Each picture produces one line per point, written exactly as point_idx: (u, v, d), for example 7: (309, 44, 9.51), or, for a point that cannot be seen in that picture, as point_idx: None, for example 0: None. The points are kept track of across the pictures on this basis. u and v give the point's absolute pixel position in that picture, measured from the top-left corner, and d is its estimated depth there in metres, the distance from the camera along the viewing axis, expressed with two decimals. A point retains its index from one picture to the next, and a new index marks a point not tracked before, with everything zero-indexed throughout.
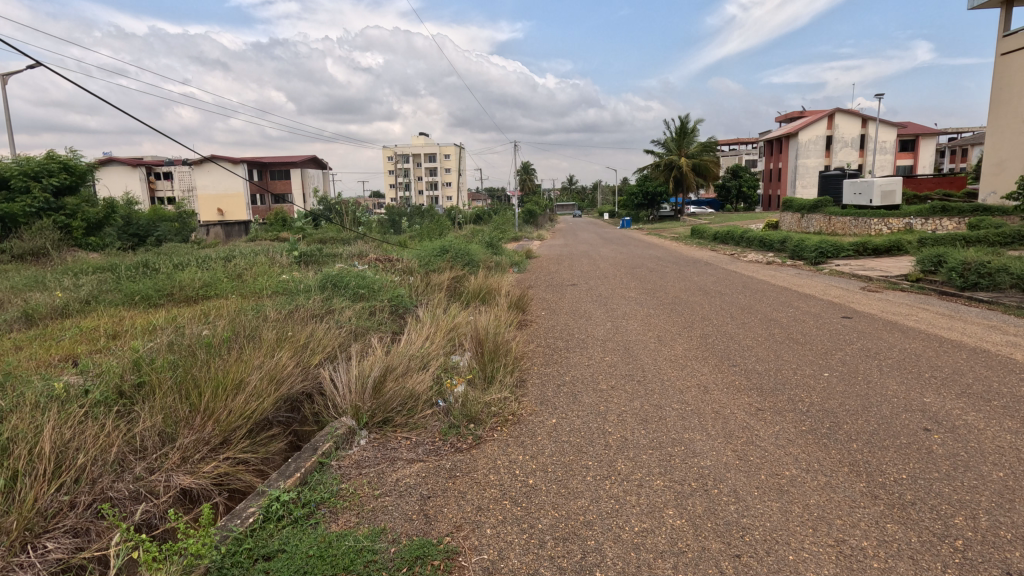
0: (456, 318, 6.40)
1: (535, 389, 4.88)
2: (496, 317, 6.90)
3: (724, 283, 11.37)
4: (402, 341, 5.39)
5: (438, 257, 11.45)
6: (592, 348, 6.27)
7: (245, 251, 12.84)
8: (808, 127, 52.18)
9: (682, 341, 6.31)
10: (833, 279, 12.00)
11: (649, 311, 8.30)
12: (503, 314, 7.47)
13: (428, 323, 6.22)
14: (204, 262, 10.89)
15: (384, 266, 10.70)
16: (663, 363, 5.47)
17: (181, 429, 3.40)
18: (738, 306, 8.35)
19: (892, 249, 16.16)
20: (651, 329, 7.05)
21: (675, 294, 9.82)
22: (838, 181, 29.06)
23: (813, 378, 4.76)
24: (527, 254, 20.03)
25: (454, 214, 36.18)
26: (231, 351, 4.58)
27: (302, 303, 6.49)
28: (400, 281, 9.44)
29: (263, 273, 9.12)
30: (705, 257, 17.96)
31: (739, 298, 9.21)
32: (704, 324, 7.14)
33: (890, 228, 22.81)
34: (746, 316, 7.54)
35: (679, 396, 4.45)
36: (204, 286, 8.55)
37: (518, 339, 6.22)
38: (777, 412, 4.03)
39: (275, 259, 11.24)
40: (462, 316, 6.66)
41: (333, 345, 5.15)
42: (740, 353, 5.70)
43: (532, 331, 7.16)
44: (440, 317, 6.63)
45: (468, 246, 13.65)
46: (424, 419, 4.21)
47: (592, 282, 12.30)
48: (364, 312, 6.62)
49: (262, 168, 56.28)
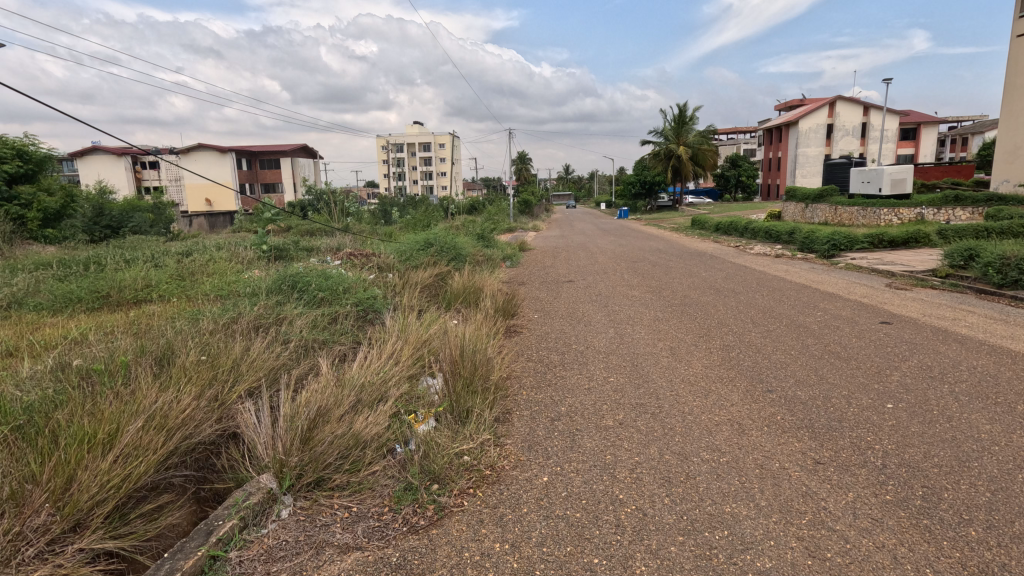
0: (429, 329, 5.37)
1: (523, 426, 3.86)
2: (479, 325, 5.86)
3: (735, 279, 10.37)
4: (359, 364, 4.35)
5: (421, 252, 10.39)
6: (593, 364, 5.25)
7: (211, 245, 11.80)
8: (808, 116, 51.14)
9: (699, 356, 5.31)
10: (852, 275, 11.01)
11: (657, 315, 7.28)
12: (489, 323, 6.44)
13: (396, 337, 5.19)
14: (159, 258, 9.82)
15: (359, 262, 9.65)
16: (682, 388, 4.44)
17: (5, 512, 2.37)
18: (758, 309, 7.32)
19: (909, 241, 15.18)
20: (662, 338, 6.01)
21: (683, 294, 8.80)
22: (844, 170, 28.04)
23: (876, 412, 3.73)
24: (521, 246, 19.00)
25: (447, 205, 35.06)
26: (128, 382, 3.54)
27: (249, 309, 5.46)
28: (375, 280, 8.41)
29: (220, 271, 8.06)
30: (708, 250, 16.96)
31: (756, 298, 8.20)
32: (724, 333, 6.12)
33: (900, 219, 21.85)
34: (769, 323, 6.52)
35: (709, 442, 3.42)
36: (148, 286, 7.52)
37: (504, 355, 5.19)
38: (846, 470, 2.99)
39: (240, 253, 10.19)
40: (438, 326, 5.61)
41: (271, 369, 4.12)
42: (773, 374, 4.67)
43: (521, 342, 6.12)
44: (412, 326, 5.59)
45: (456, 238, 12.60)
46: (372, 477, 3.18)
47: (591, 278, 11.28)
48: (322, 322, 5.59)
49: (251, 157, 54.90)
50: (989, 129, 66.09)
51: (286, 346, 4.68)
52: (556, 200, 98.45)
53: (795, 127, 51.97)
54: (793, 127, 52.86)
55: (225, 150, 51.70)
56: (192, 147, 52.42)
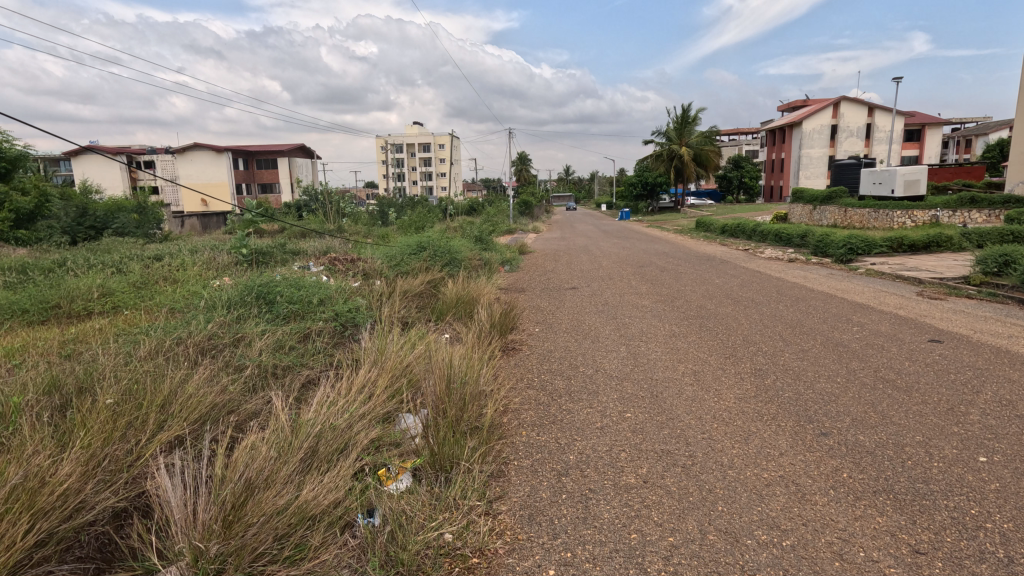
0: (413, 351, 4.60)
1: (521, 484, 3.09)
2: (472, 346, 5.08)
3: (752, 286, 9.61)
4: (321, 402, 3.58)
5: (412, 257, 9.59)
6: (604, 393, 4.49)
7: (189, 247, 10.99)
8: (812, 117, 50.43)
9: (729, 384, 4.53)
10: (877, 283, 10.23)
11: (673, 330, 6.50)
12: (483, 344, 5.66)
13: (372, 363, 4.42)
14: (128, 261, 9.02)
15: (343, 267, 8.87)
16: (715, 428, 3.67)
17: None
18: (785, 324, 6.56)
19: (929, 245, 14.42)
20: (682, 360, 5.24)
21: (698, 304, 8.03)
22: (853, 171, 27.28)
23: (969, 470, 2.95)
24: (521, 249, 18.22)
25: (446, 206, 34.29)
26: (10, 435, 2.74)
27: (202, 326, 4.67)
28: (360, 288, 7.64)
29: (188, 278, 7.29)
30: (717, 254, 16.20)
31: (780, 310, 7.44)
32: (752, 354, 5.36)
33: (914, 221, 21.07)
34: (802, 340, 5.76)
35: (762, 515, 2.64)
36: (103, 294, 6.72)
37: (500, 383, 4.43)
38: (959, 567, 2.21)
39: (216, 257, 9.39)
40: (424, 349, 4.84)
41: (208, 410, 3.33)
42: (822, 409, 3.90)
43: (520, 363, 5.36)
44: (393, 346, 4.81)
45: (451, 241, 11.82)
46: (320, 568, 2.40)
47: (595, 284, 10.51)
48: (287, 342, 4.81)
49: (247, 156, 54.16)
50: (994, 131, 65.44)
51: (235, 378, 3.91)
52: (556, 201, 97.50)
53: (798, 128, 51.26)
54: (796, 128, 52.18)
55: (222, 150, 50.98)
56: (187, 146, 51.68)
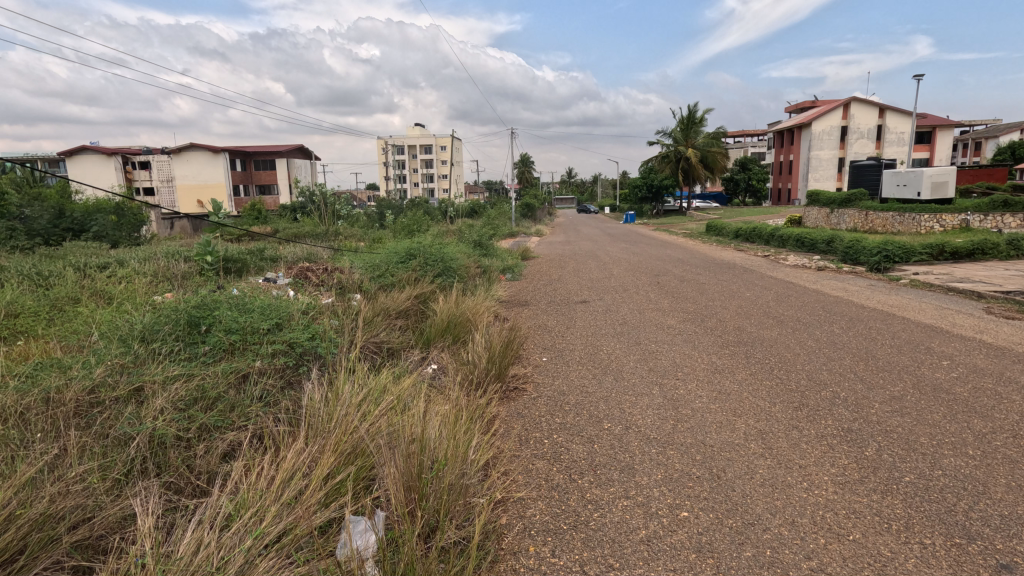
0: (374, 415, 3.38)
1: None
2: (459, 401, 3.82)
3: (790, 302, 8.35)
4: (215, 516, 2.34)
5: (399, 266, 8.35)
6: (643, 470, 3.22)
7: (150, 252, 9.69)
8: (822, 117, 49.16)
9: (818, 456, 3.26)
10: (931, 297, 8.97)
11: (715, 363, 5.24)
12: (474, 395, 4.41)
13: (313, 436, 3.19)
14: (67, 269, 7.73)
15: (315, 278, 7.60)
16: (830, 550, 2.41)
17: None
18: (852, 355, 5.31)
19: (975, 252, 13.18)
20: (737, 413, 3.98)
21: (734, 325, 6.78)
22: (872, 173, 25.98)
23: None
24: (524, 254, 17.00)
25: (446, 208, 33.13)
26: None
27: (87, 370, 3.38)
28: (332, 307, 6.41)
29: (125, 291, 6.05)
30: (736, 261, 14.96)
31: (839, 336, 6.17)
32: (827, 403, 4.10)
33: (942, 226, 19.73)
34: (886, 382, 4.50)
35: None
36: (11, 313, 5.39)
37: (494, 460, 3.18)
38: None
39: (173, 267, 8.08)
40: (391, 409, 3.61)
41: (19, 540, 2.09)
42: (979, 512, 2.62)
43: (527, 416, 4.12)
44: (351, 398, 3.58)
45: (445, 247, 10.58)
46: None
47: (608, 297, 9.26)
48: (207, 388, 3.55)
49: (245, 157, 53.02)
50: (1005, 134, 64.35)
51: (94, 477, 2.65)
52: (558, 203, 96.20)
53: (807, 130, 50.04)
54: (805, 129, 50.94)
55: (218, 150, 49.91)
56: (183, 146, 50.61)
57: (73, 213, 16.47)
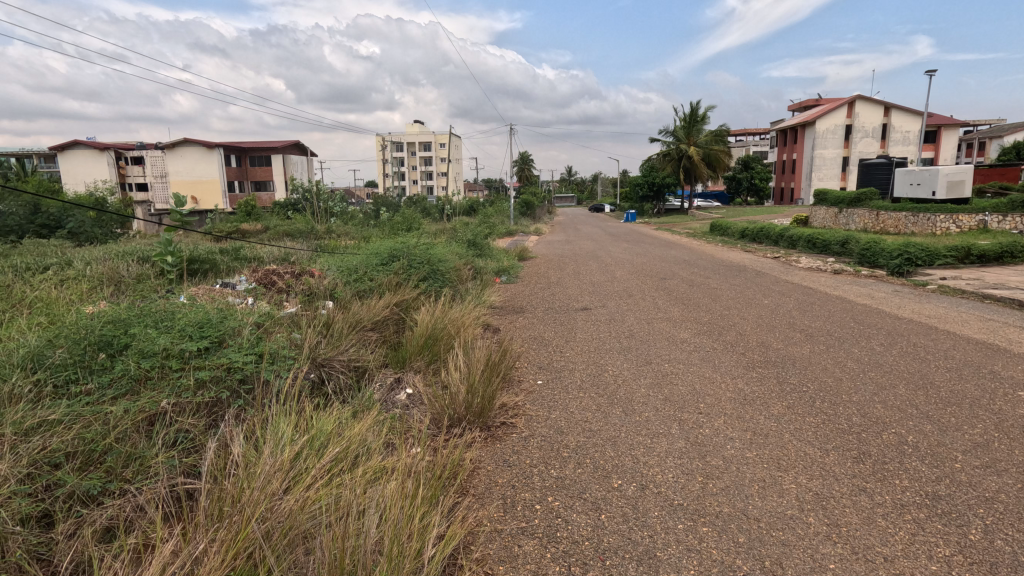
0: (306, 484, 2.55)
1: None
2: (424, 456, 3.00)
3: (815, 312, 7.51)
4: None
5: (379, 269, 7.50)
6: (668, 560, 2.37)
7: (108, 251, 8.80)
8: (826, 116, 48.35)
9: (907, 542, 2.40)
10: (967, 306, 8.15)
11: (744, 391, 4.39)
12: (448, 439, 3.58)
13: (216, 518, 2.36)
14: (4, 270, 6.85)
15: (283, 282, 6.76)
16: None
17: None
18: (905, 382, 4.45)
19: (1002, 255, 12.38)
20: (782, 466, 3.12)
21: (757, 340, 5.94)
22: (882, 171, 25.11)
23: None
24: (522, 254, 16.15)
25: (443, 206, 32.29)
26: None
27: None
28: (294, 319, 5.57)
29: (52, 297, 5.22)
30: (746, 263, 14.15)
31: (882, 354, 5.31)
32: (894, 453, 3.24)
33: (959, 227, 18.87)
34: (961, 422, 3.63)
35: None
36: None
37: (460, 553, 2.34)
38: None
39: (124, 268, 7.19)
40: (331, 469, 2.79)
41: None
42: None
43: (514, 468, 3.28)
44: (279, 455, 2.75)
45: (435, 247, 9.73)
46: None
47: (612, 304, 8.40)
48: (93, 438, 2.75)
49: (240, 153, 52.07)
50: (1010, 134, 63.34)
51: None
52: (558, 202, 95.30)
53: (811, 128, 49.18)
54: (809, 127, 50.07)
55: (212, 146, 48.92)
56: (177, 141, 49.66)
57: (49, 208, 15.68)
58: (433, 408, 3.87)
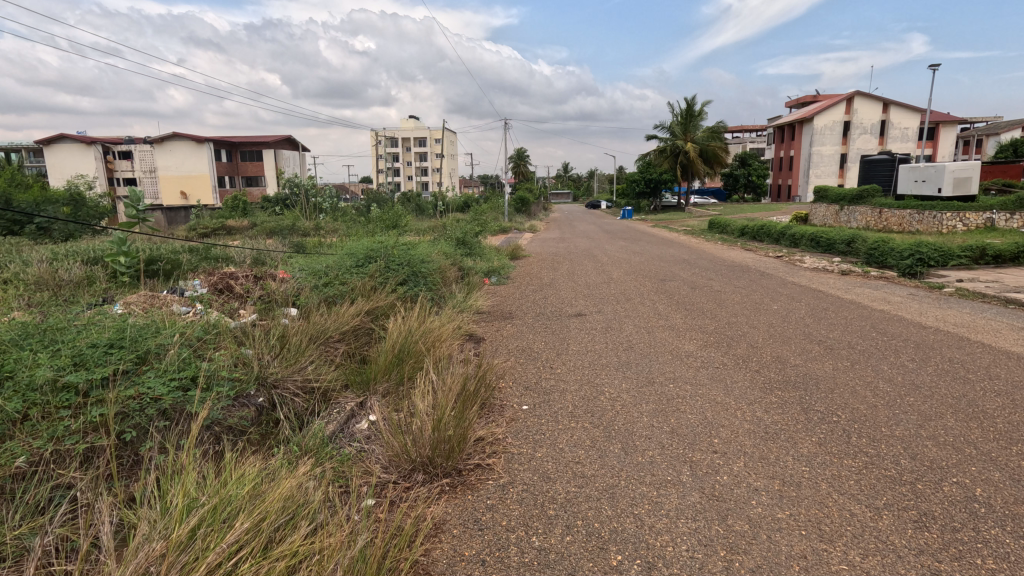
0: None
1: None
2: (363, 534, 2.34)
3: (830, 319, 6.87)
4: None
5: (353, 271, 6.80)
6: None
7: (59, 250, 8.03)
8: (824, 112, 47.77)
9: None
10: (991, 311, 7.55)
11: (764, 422, 3.73)
12: (405, 494, 2.91)
13: None
14: None
15: (240, 287, 6.04)
16: None
17: None
18: (953, 411, 3.80)
19: (1018, 255, 11.78)
20: (827, 536, 2.46)
21: (772, 355, 5.30)
22: (884, 168, 24.51)
23: None
24: (514, 253, 15.46)
25: (436, 203, 31.54)
26: None
27: None
28: (246, 331, 4.87)
29: None
30: (749, 263, 13.51)
31: (916, 373, 4.65)
32: (964, 515, 2.58)
33: (966, 225, 18.28)
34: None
35: None
36: None
37: None
38: None
39: (68, 270, 6.45)
40: (237, 556, 2.12)
41: None
42: None
43: (486, 533, 2.62)
44: (162, 537, 2.07)
45: (418, 246, 9.04)
46: None
47: (608, 310, 7.74)
48: None
49: (230, 147, 51.09)
50: (1007, 131, 62.92)
51: None
52: (554, 199, 94.48)
53: (809, 125, 48.64)
54: (807, 124, 49.52)
55: (202, 140, 47.96)
56: (165, 135, 48.66)
57: (18, 203, 14.88)
58: (393, 449, 3.20)
